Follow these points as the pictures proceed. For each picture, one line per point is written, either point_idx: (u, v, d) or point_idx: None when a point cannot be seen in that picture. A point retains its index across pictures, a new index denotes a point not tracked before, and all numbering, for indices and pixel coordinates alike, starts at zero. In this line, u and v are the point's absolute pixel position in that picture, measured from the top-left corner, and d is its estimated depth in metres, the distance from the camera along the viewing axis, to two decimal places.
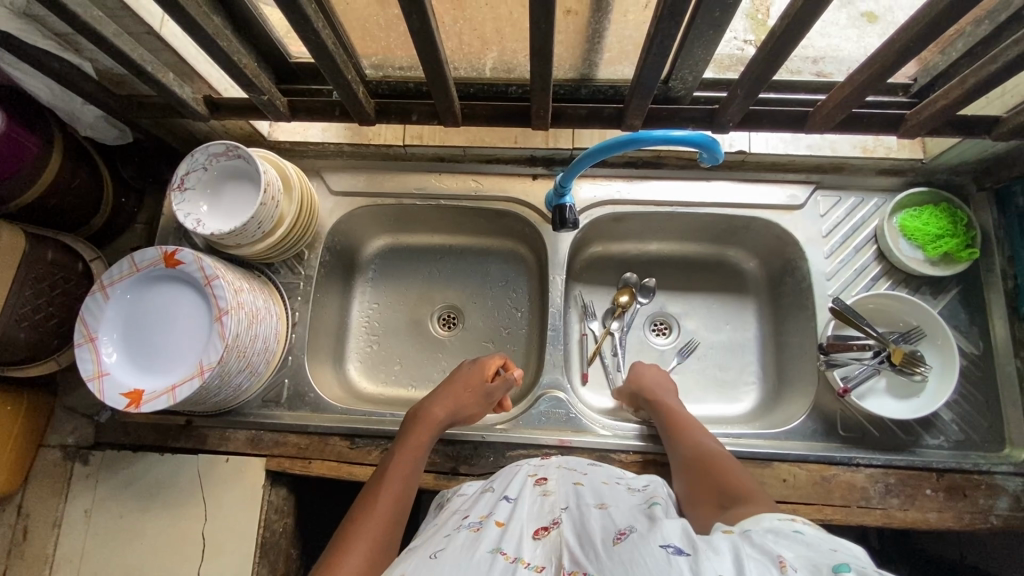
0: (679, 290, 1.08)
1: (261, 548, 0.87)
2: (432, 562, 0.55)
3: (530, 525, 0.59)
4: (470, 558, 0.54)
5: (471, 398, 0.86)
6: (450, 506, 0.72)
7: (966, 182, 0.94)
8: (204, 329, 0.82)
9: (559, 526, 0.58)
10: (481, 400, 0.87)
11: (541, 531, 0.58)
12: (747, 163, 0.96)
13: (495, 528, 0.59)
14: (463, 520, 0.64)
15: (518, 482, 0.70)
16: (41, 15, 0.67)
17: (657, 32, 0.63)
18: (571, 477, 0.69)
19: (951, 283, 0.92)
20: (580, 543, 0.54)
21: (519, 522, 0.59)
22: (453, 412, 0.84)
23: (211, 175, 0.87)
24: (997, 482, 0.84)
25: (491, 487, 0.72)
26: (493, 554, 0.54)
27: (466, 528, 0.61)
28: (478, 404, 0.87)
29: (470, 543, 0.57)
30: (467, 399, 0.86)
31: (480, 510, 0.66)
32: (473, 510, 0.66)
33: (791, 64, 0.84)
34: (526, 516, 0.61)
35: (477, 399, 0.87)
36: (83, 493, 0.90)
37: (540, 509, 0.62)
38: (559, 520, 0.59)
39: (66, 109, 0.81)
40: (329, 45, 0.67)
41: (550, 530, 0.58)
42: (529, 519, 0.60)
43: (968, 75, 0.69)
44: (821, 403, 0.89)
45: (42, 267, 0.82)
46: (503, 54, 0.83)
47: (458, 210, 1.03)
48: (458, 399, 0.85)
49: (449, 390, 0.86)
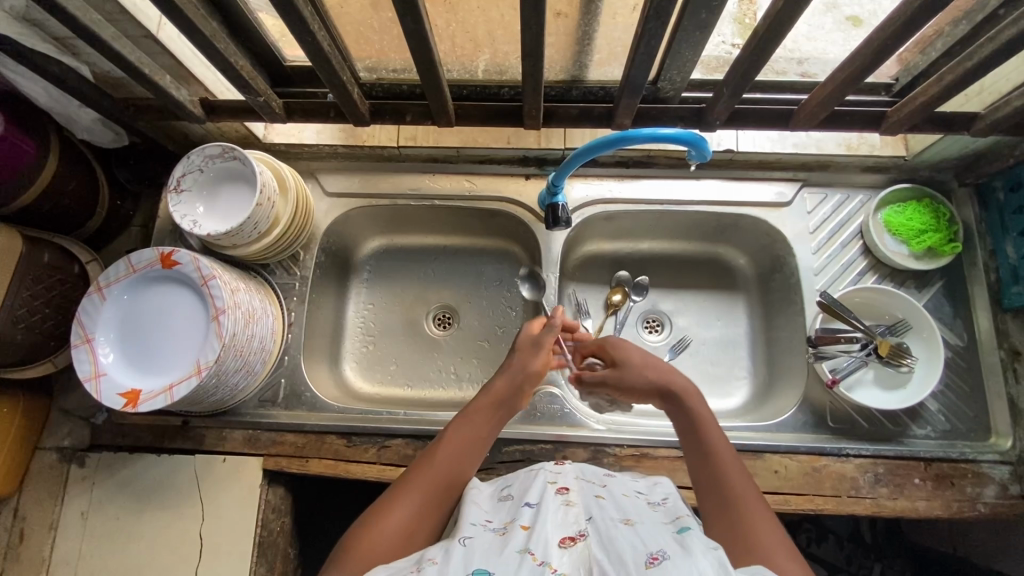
0: (671, 287, 1.09)
1: (259, 547, 0.87)
2: (457, 557, 0.53)
3: (556, 533, 0.56)
4: (496, 559, 0.52)
5: (537, 357, 0.78)
6: (473, 500, 0.66)
7: (948, 178, 0.97)
8: (201, 329, 0.83)
9: (586, 539, 0.56)
10: (545, 359, 0.79)
11: (567, 540, 0.55)
12: (735, 161, 0.98)
13: (520, 532, 0.57)
14: (484, 523, 0.61)
15: (538, 488, 0.66)
16: (39, 19, 0.70)
17: (645, 32, 0.64)
18: (591, 490, 0.67)
19: (935, 276, 0.94)
20: (610, 562, 0.52)
21: (545, 527, 0.57)
22: (523, 378, 0.77)
23: (207, 176, 0.88)
24: (983, 471, 0.86)
25: (508, 494, 0.68)
26: (521, 554, 0.53)
27: (489, 530, 0.59)
28: (545, 362, 0.80)
29: (494, 544, 0.55)
30: (532, 361, 0.78)
31: (500, 516, 0.63)
32: (492, 514, 0.63)
33: (777, 66, 0.87)
34: (551, 521, 0.58)
35: (543, 359, 0.79)
36: (80, 495, 0.90)
37: (566, 518, 0.59)
38: (586, 533, 0.57)
39: (64, 113, 0.82)
40: (324, 46, 0.68)
41: (576, 541, 0.55)
42: (555, 525, 0.57)
43: (945, 73, 0.71)
44: (810, 395, 0.91)
45: (39, 269, 0.83)
46: (495, 56, 0.85)
47: (452, 210, 1.04)
48: (522, 363, 0.78)
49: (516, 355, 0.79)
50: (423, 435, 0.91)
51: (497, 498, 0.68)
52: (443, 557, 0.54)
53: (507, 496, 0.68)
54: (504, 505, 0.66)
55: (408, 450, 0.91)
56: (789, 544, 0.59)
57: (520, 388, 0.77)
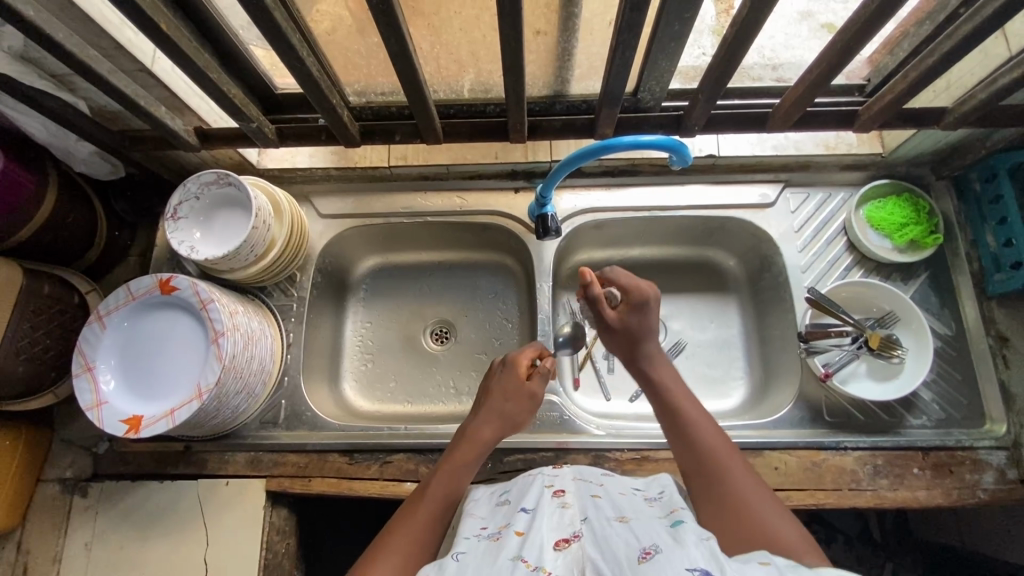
0: (664, 292, 1.11)
1: (263, 569, 0.87)
2: (451, 568, 0.54)
3: (550, 536, 0.57)
4: (488, 567, 0.53)
5: (517, 406, 0.80)
6: (471, 512, 0.67)
7: (926, 173, 1.00)
8: (191, 367, 0.83)
9: (580, 539, 0.56)
10: (527, 409, 0.81)
11: (562, 543, 0.56)
12: (717, 165, 1.01)
13: (514, 538, 0.58)
14: (478, 532, 0.62)
15: (535, 492, 0.67)
16: (38, 57, 0.71)
17: (619, 44, 0.67)
18: (588, 490, 0.67)
19: (920, 268, 0.96)
20: (604, 560, 0.52)
21: (540, 531, 0.57)
22: (500, 427, 0.79)
23: (203, 204, 0.90)
24: (981, 458, 0.86)
25: (505, 499, 0.69)
26: (514, 561, 0.53)
27: (484, 538, 0.60)
28: (525, 411, 0.81)
29: (489, 552, 0.56)
30: (514, 410, 0.79)
31: (496, 522, 0.63)
32: (488, 521, 0.64)
33: (753, 73, 0.90)
34: (546, 525, 0.59)
35: (523, 407, 0.80)
36: (83, 526, 0.90)
37: (562, 520, 0.60)
38: (580, 534, 0.57)
39: (61, 146, 0.84)
40: (314, 72, 0.71)
41: (571, 542, 0.56)
42: (549, 528, 0.58)
43: (910, 70, 0.74)
44: (806, 391, 0.92)
45: (40, 300, 0.84)
46: (480, 75, 0.88)
47: (445, 226, 1.06)
48: (502, 414, 0.79)
49: (492, 402, 0.80)
50: (425, 449, 0.91)
51: (494, 503, 0.69)
52: (438, 571, 0.54)
53: (504, 501, 0.69)
54: (500, 511, 0.66)
55: (411, 465, 0.91)
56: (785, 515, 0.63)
57: (495, 440, 0.78)
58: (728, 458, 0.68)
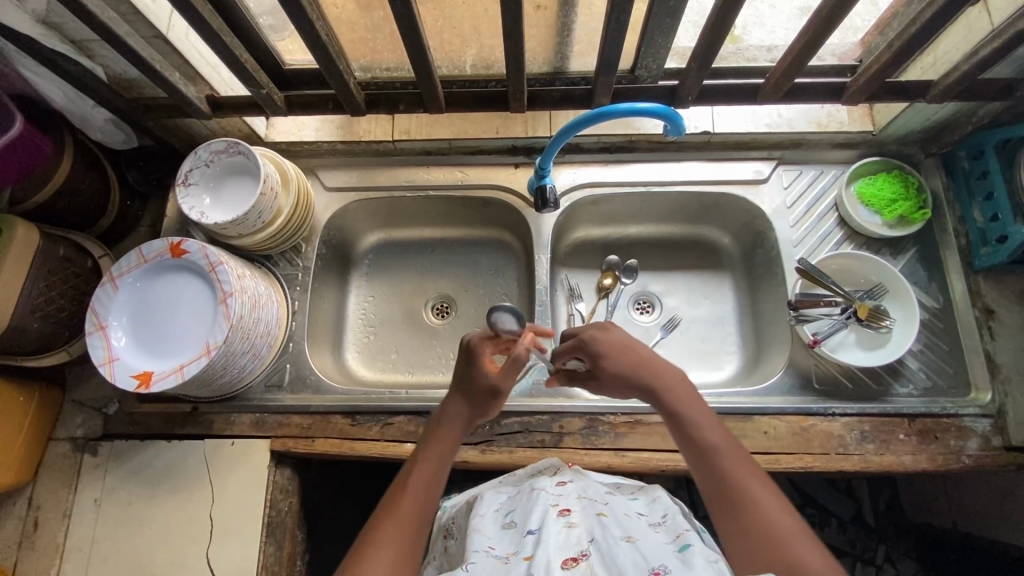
0: (659, 268, 1.13)
1: (267, 527, 0.90)
2: None
3: (558, 554, 0.58)
4: None
5: (483, 398, 0.76)
6: (477, 528, 0.68)
7: (915, 151, 1.02)
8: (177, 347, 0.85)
9: (588, 558, 0.58)
10: (495, 400, 0.76)
11: (570, 562, 0.57)
12: (713, 143, 1.04)
13: (522, 563, 0.58)
14: (487, 550, 0.63)
15: (539, 512, 0.66)
16: (60, 23, 0.75)
17: (614, 9, 0.70)
18: (593, 508, 0.68)
19: (908, 243, 0.99)
20: None
21: (547, 551, 0.58)
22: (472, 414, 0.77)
23: (213, 171, 0.93)
24: (965, 424, 0.89)
25: (511, 520, 0.68)
26: None
27: (493, 560, 0.60)
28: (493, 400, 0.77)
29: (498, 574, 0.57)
30: (482, 403, 0.76)
31: (504, 544, 0.63)
32: (496, 543, 0.64)
33: (748, 53, 0.92)
34: (552, 543, 0.59)
35: (491, 398, 0.76)
36: (92, 483, 0.93)
37: (568, 538, 0.61)
38: (588, 553, 0.59)
39: (78, 112, 0.87)
40: (323, 36, 0.74)
41: (578, 561, 0.57)
42: (556, 547, 0.59)
43: (895, 41, 0.76)
44: (796, 359, 0.95)
45: (54, 261, 0.87)
46: (482, 50, 0.91)
47: (447, 201, 1.09)
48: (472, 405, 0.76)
49: (461, 392, 0.77)
50: (424, 411, 0.94)
51: (500, 524, 0.68)
52: None
53: (510, 522, 0.68)
54: (507, 532, 0.66)
55: (410, 426, 0.94)
56: (811, 543, 0.60)
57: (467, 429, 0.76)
58: (748, 474, 0.66)
